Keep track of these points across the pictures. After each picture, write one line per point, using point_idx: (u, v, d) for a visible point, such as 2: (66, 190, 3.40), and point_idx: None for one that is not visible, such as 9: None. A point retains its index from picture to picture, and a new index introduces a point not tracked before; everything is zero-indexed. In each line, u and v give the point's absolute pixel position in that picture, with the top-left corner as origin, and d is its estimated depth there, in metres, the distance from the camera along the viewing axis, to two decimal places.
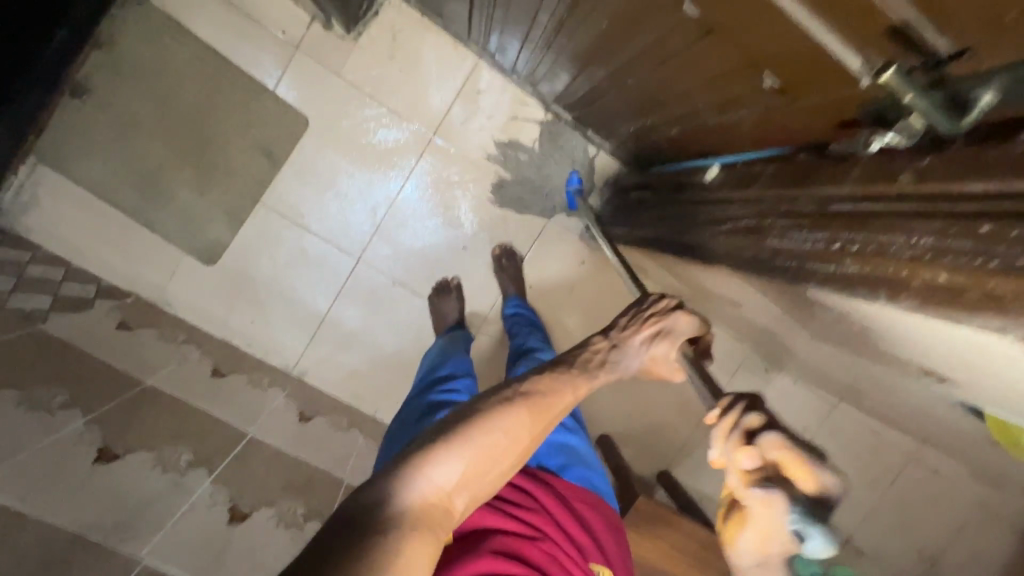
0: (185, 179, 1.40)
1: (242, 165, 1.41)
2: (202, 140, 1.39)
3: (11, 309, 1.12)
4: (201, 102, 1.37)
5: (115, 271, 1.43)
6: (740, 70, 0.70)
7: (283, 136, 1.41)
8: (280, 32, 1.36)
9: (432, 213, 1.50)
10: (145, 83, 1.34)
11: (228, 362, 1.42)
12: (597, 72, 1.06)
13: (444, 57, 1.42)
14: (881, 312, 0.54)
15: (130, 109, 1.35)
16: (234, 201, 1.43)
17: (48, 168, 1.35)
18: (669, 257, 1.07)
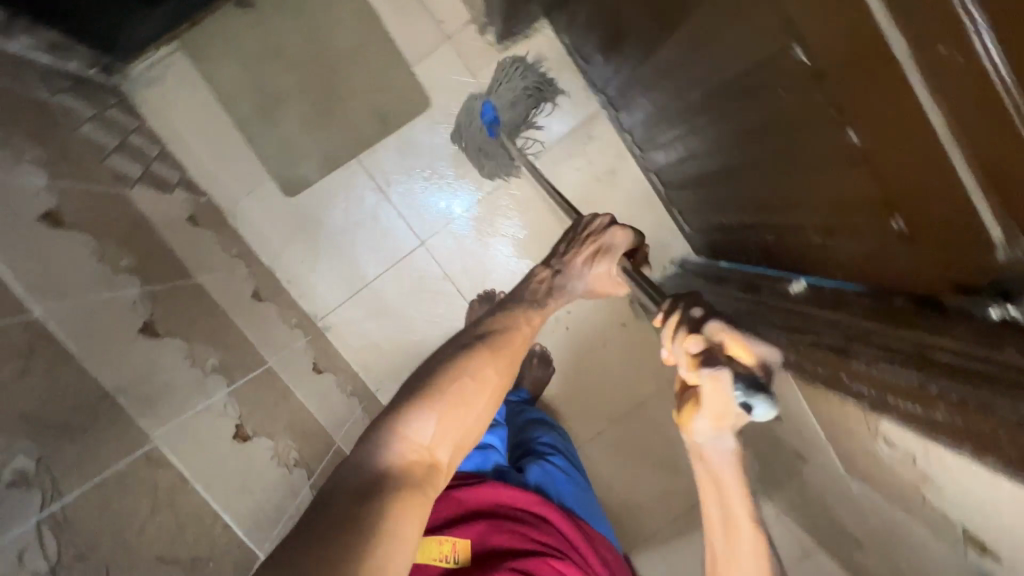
0: (300, 113, 1.46)
1: (355, 121, 1.48)
2: (329, 85, 1.46)
3: (108, 165, 1.15)
4: (344, 54, 1.45)
5: (200, 168, 1.47)
6: (871, 204, 0.75)
7: (402, 110, 1.48)
8: (438, 20, 1.46)
9: (504, 228, 1.55)
10: (302, 19, 1.43)
11: (267, 289, 1.44)
12: (716, 160, 1.12)
13: (572, 96, 1.50)
14: (972, 470, 0.56)
15: (281, 34, 1.43)
16: (334, 148, 1.48)
17: (184, 55, 1.43)
18: None
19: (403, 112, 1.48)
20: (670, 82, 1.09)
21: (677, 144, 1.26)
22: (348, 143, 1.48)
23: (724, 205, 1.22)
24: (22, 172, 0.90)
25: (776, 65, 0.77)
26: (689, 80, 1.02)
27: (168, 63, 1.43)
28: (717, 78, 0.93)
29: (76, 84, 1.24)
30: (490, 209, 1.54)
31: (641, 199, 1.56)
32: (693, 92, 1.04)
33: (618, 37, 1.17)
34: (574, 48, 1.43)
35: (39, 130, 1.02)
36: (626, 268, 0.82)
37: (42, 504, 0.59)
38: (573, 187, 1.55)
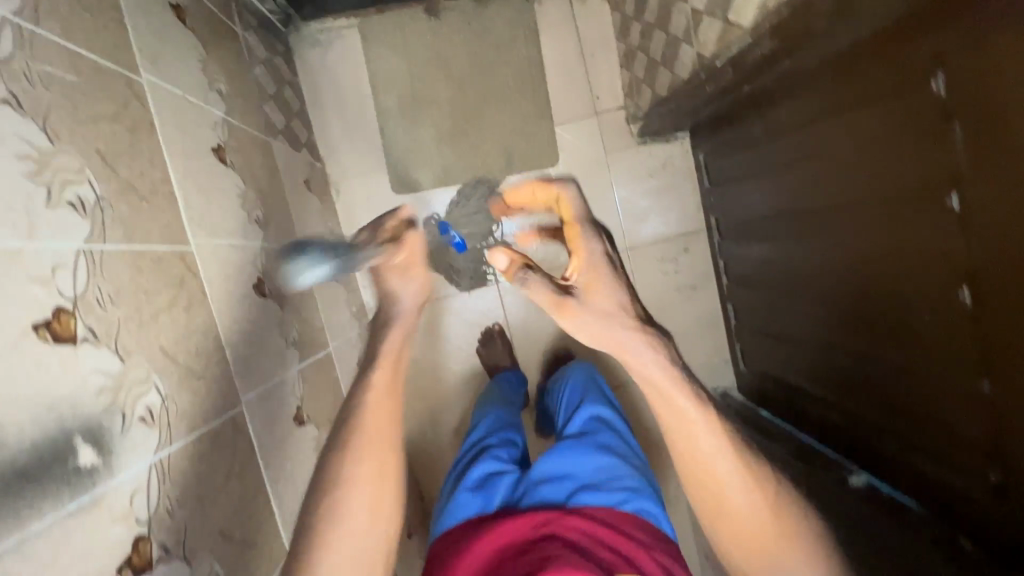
0: (439, 125, 1.50)
1: (484, 150, 1.51)
2: (475, 111, 1.50)
3: (264, 112, 1.17)
4: (501, 89, 1.50)
5: (327, 137, 1.51)
6: (976, 447, 0.80)
7: (529, 158, 1.52)
8: (594, 95, 1.52)
9: None
10: (479, 45, 1.48)
11: (342, 272, 1.45)
12: (811, 327, 1.16)
13: (684, 208, 1.57)
14: None
15: (451, 49, 1.48)
16: (455, 167, 1.51)
17: (357, 34, 1.47)
18: None
19: (530, 160, 1.52)
20: (800, 250, 1.14)
21: (773, 300, 1.31)
22: (470, 168, 1.52)
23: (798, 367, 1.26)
24: (208, 103, 0.92)
25: (932, 284, 0.81)
26: (818, 252, 1.08)
27: (340, 34, 1.48)
28: (851, 264, 0.98)
29: (261, 25, 1.28)
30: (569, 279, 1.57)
31: (709, 322, 1.61)
32: (817, 268, 1.10)
33: (761, 191, 1.24)
34: (706, 168, 1.49)
35: (227, 63, 1.04)
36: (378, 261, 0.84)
37: (159, 445, 0.59)
38: (653, 287, 1.60)
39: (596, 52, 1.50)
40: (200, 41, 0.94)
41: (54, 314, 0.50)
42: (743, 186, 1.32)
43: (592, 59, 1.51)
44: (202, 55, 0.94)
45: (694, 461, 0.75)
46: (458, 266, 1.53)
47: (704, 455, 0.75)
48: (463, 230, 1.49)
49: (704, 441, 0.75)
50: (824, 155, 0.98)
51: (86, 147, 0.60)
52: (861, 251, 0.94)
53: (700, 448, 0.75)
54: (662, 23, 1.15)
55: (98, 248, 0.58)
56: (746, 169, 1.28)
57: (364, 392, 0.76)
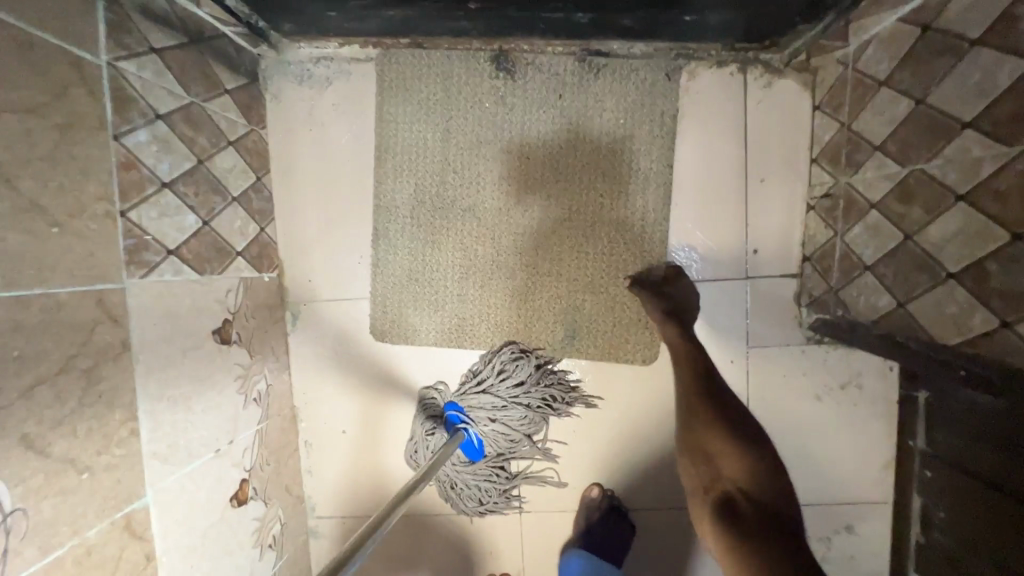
0: (469, 249, 0.89)
1: (533, 307, 0.89)
2: (534, 240, 0.88)
3: (125, 225, 0.58)
4: (585, 211, 0.87)
5: (294, 230, 0.92)
6: None
7: (603, 339, 0.89)
8: (750, 245, 0.87)
9: (639, 563, 0.95)
10: (567, 133, 0.86)
11: (268, 465, 0.86)
12: None
13: (861, 460, 0.90)
14: None
15: (522, 131, 0.86)
16: (481, 323, 0.90)
17: (371, 75, 0.88)
18: None
19: (605, 342, 0.89)
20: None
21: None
22: (506, 330, 0.90)
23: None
24: None
25: None
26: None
27: (346, 69, 0.88)
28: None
29: (186, 46, 0.70)
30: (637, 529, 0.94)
31: None
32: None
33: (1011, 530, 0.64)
34: (928, 420, 0.82)
35: (12, 144, 0.46)
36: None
37: None
38: None
39: (769, 175, 0.86)
40: None
41: None
42: (968, 487, 0.72)
43: (759, 185, 0.86)
44: None
45: (698, 432, 0.67)
46: (461, 483, 0.91)
47: (711, 432, 0.65)
48: (479, 422, 0.89)
49: (701, 416, 0.67)
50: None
51: None
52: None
53: (703, 406, 0.68)
54: (997, 205, 0.51)
55: None
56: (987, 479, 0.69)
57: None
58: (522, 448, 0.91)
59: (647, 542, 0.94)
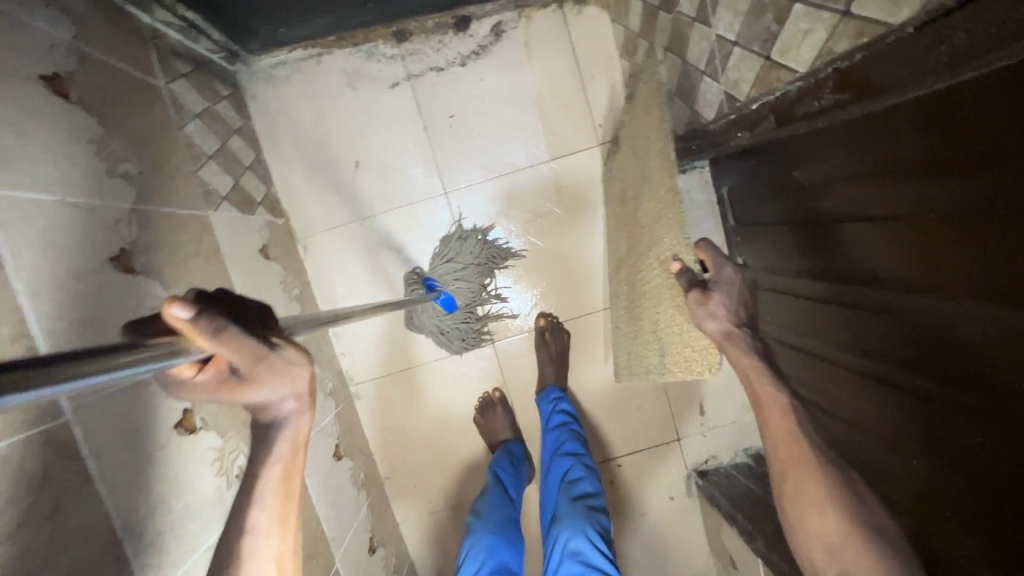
0: (641, 254, 1.07)
1: (644, 258, 1.03)
2: (622, 274, 1.19)
3: (199, 180, 0.98)
4: (664, 211, 0.93)
5: (289, 187, 1.31)
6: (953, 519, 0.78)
7: (682, 353, 0.91)
8: (596, 121, 1.30)
9: (580, 356, 1.38)
10: (637, 167, 1.07)
11: (314, 345, 1.26)
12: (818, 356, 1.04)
13: None
14: None
15: (639, 186, 1.07)
16: (625, 287, 1.18)
17: (316, 67, 1.27)
18: None
19: (693, 355, 0.88)
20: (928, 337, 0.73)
21: (887, 419, 0.87)
22: (633, 326, 1.14)
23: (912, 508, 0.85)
24: (109, 197, 0.72)
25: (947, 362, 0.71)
26: (945, 339, 0.70)
27: (297, 67, 1.27)
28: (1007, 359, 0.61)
29: (195, 70, 1.08)
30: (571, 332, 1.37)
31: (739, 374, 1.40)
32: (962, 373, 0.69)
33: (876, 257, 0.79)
34: (729, 204, 1.26)
35: (142, 131, 0.85)
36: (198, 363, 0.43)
37: None
38: None
39: (595, 72, 1.28)
40: (94, 114, 0.74)
41: None
42: (838, 246, 0.88)
43: (591, 80, 1.28)
44: (97, 132, 0.74)
45: (787, 466, 0.70)
46: (448, 328, 1.33)
47: (811, 473, 0.68)
48: (448, 283, 1.30)
49: (801, 459, 0.69)
50: (970, 207, 0.61)
51: None
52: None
53: (793, 468, 0.70)
54: (676, 47, 0.93)
55: None
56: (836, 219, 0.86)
57: (249, 510, 0.54)
58: (483, 297, 1.33)
59: (579, 339, 1.38)
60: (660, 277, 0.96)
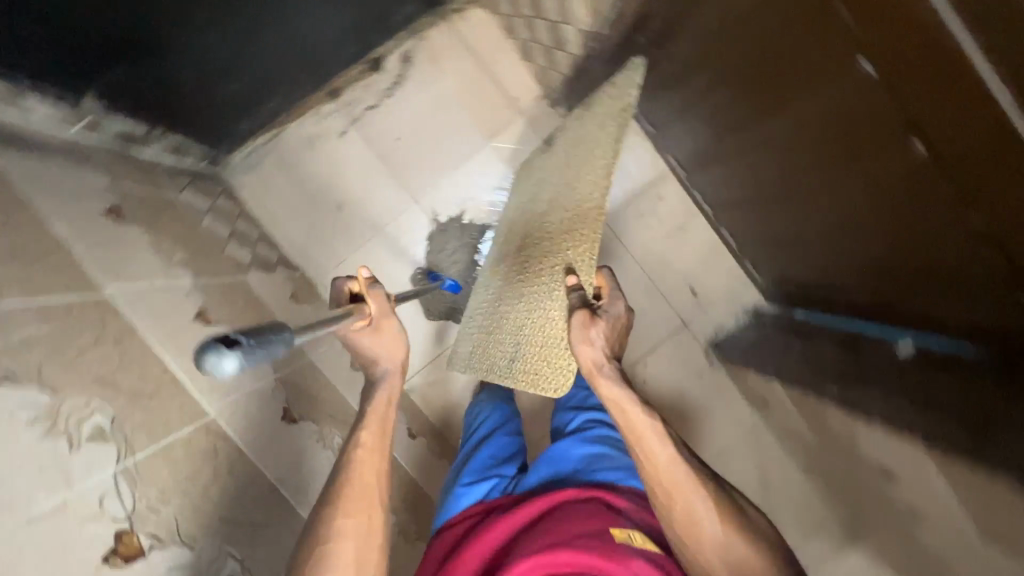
0: (518, 258, 1.22)
1: (521, 262, 1.19)
2: (500, 269, 1.29)
3: (227, 256, 1.23)
4: (576, 228, 1.01)
5: (293, 245, 1.55)
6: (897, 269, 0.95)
7: (538, 370, 1.03)
8: (512, 95, 1.53)
9: None
10: (571, 161, 1.14)
11: None
12: (755, 199, 1.24)
13: (641, 161, 1.57)
14: None
15: (549, 176, 1.24)
16: (481, 289, 1.34)
17: (278, 143, 1.52)
18: (827, 401, 1.14)
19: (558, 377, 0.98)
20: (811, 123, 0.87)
21: (820, 235, 1.05)
22: (480, 323, 1.30)
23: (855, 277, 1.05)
24: (175, 278, 0.98)
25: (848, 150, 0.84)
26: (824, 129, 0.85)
27: (263, 148, 1.52)
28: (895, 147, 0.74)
29: (190, 180, 1.34)
30: None
31: (714, 251, 1.60)
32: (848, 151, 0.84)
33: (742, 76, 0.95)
34: (643, 116, 1.49)
35: (177, 231, 1.11)
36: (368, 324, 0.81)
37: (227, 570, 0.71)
38: (644, 245, 1.62)
39: (496, 58, 1.52)
40: (143, 227, 1.00)
41: (116, 540, 0.60)
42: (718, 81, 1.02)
43: (496, 66, 1.52)
44: (150, 238, 1.00)
45: (672, 482, 0.86)
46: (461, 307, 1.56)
47: (694, 486, 0.86)
48: (449, 271, 1.55)
49: (685, 474, 0.87)
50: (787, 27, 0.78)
51: (82, 380, 0.65)
52: (938, 169, 0.70)
53: (678, 485, 0.86)
54: None
55: (125, 469, 0.64)
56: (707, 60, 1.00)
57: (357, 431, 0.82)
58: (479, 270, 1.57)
59: None
60: (547, 278, 1.06)
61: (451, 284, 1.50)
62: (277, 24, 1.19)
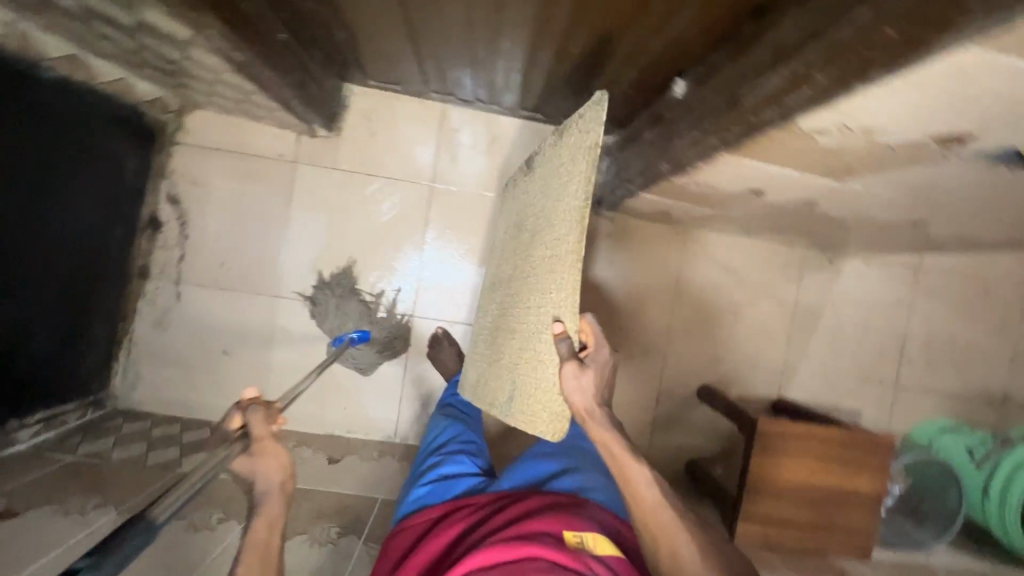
0: (513, 295, 1.17)
1: (516, 298, 1.14)
2: (500, 304, 1.27)
3: (152, 465, 1.26)
4: (553, 264, 0.93)
5: (219, 410, 1.57)
6: (613, 27, 0.94)
7: (528, 410, 0.99)
8: (277, 154, 1.55)
9: (464, 257, 1.63)
10: (548, 188, 1.06)
11: (339, 449, 1.52)
12: (496, 60, 1.22)
13: (417, 115, 1.58)
14: (873, 102, 0.57)
15: (528, 207, 1.20)
16: (486, 323, 1.35)
17: (137, 347, 1.54)
18: (663, 177, 1.12)
19: (547, 423, 0.91)
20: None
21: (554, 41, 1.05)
22: (486, 357, 1.28)
23: (612, 43, 1.02)
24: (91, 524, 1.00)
25: None
26: None
27: (129, 361, 1.54)
28: None
29: (84, 433, 1.36)
30: (439, 258, 1.63)
31: (534, 132, 1.61)
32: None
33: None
34: (383, 82, 1.50)
35: (84, 483, 1.13)
36: (244, 451, 0.79)
37: None
38: (479, 175, 1.62)
39: (240, 140, 1.54)
40: (42, 504, 1.02)
41: None
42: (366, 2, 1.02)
43: (246, 145, 1.54)
44: (53, 508, 1.02)
45: (657, 519, 0.86)
46: (381, 345, 1.59)
47: (678, 524, 0.86)
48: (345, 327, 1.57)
49: (672, 516, 0.87)
50: None
51: None
52: None
53: (659, 522, 0.86)
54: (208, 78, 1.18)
55: None
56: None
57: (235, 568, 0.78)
58: (373, 304, 1.60)
59: (445, 252, 1.63)
60: (535, 321, 0.99)
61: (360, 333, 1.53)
62: (48, 246, 1.19)
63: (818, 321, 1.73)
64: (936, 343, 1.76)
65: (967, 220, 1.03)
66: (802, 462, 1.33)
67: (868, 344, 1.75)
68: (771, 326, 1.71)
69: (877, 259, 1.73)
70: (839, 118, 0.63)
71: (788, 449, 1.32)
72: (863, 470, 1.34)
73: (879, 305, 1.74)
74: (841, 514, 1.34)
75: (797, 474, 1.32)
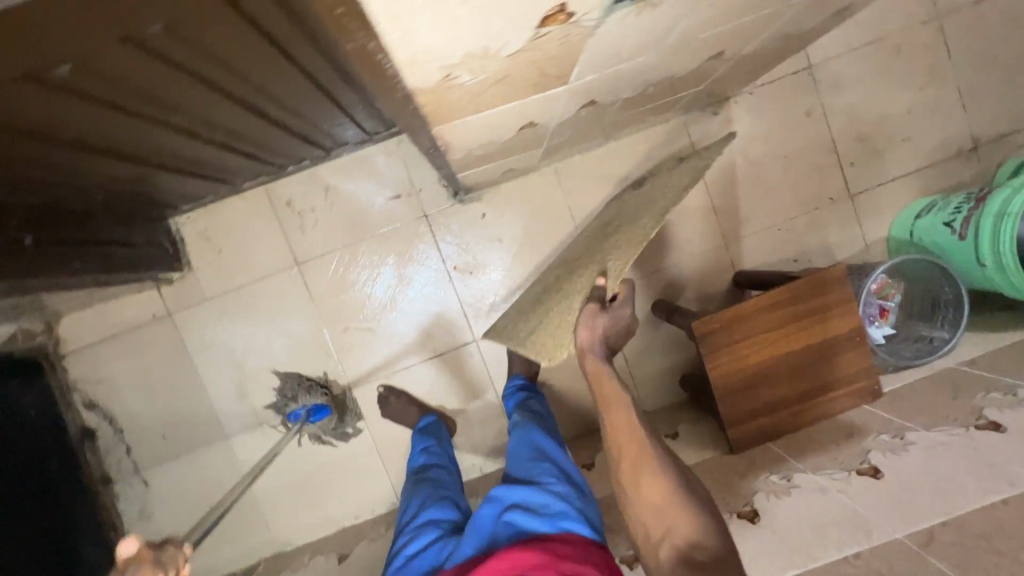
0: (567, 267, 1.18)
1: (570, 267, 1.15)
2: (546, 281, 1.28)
3: None
4: (618, 243, 0.93)
5: (237, 558, 1.61)
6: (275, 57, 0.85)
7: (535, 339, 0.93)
8: (151, 315, 1.55)
9: (389, 299, 1.59)
10: (642, 204, 1.10)
11: (350, 542, 1.53)
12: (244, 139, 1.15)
13: (248, 210, 1.53)
14: (403, 44, 0.46)
15: (615, 220, 1.24)
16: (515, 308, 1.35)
17: (139, 544, 1.59)
18: (445, 160, 1.03)
19: (548, 342, 0.92)
20: (78, 120, 0.81)
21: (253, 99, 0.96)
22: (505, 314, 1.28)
23: (302, 67, 0.92)
24: None
25: (104, 95, 0.77)
26: (62, 116, 0.78)
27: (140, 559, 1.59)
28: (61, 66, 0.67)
29: None
30: (376, 306, 1.60)
31: (359, 162, 1.53)
32: (100, 89, 0.76)
33: (31, 163, 0.88)
34: (194, 202, 1.46)
35: None
36: None
37: None
38: (334, 230, 1.56)
39: (113, 321, 1.55)
40: None
41: None
42: (71, 169, 0.97)
43: (120, 323, 1.55)
44: None
45: (627, 437, 0.86)
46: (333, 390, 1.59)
47: (646, 450, 0.84)
48: (300, 400, 1.56)
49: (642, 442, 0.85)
50: None
51: None
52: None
53: (631, 439, 0.85)
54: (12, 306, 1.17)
55: None
56: (28, 186, 0.95)
57: None
58: (308, 387, 1.57)
59: (368, 306, 1.59)
60: (575, 279, 0.98)
61: (318, 411, 1.54)
62: None
63: (737, 175, 1.56)
64: (872, 130, 1.55)
65: (759, 26, 0.88)
66: (760, 340, 1.19)
67: (803, 169, 1.56)
68: (692, 209, 1.56)
69: (762, 82, 1.53)
70: (431, 66, 0.53)
71: (739, 335, 1.19)
72: (828, 314, 1.19)
73: (791, 125, 1.55)
74: (831, 369, 1.20)
75: (759, 357, 1.19)
